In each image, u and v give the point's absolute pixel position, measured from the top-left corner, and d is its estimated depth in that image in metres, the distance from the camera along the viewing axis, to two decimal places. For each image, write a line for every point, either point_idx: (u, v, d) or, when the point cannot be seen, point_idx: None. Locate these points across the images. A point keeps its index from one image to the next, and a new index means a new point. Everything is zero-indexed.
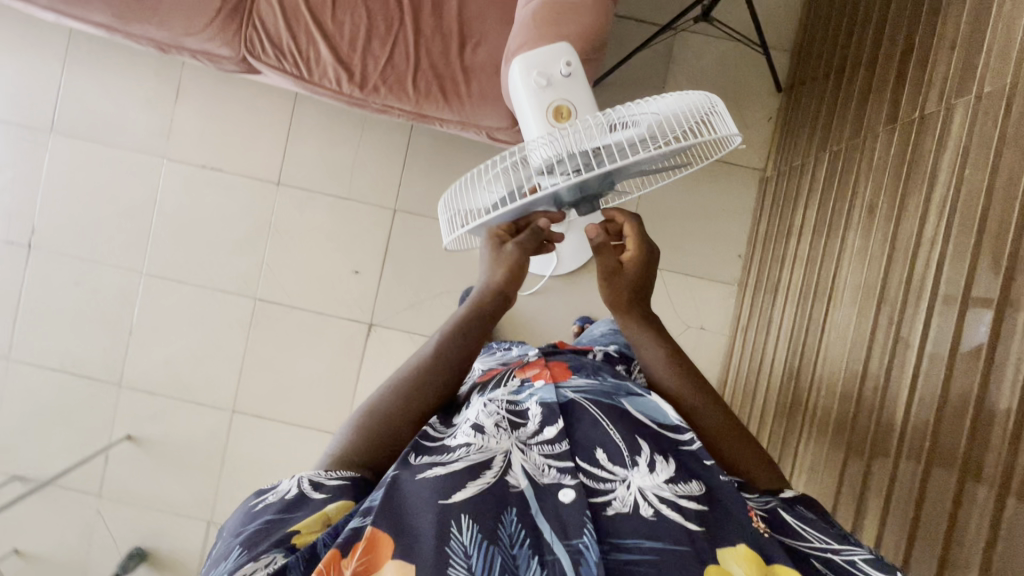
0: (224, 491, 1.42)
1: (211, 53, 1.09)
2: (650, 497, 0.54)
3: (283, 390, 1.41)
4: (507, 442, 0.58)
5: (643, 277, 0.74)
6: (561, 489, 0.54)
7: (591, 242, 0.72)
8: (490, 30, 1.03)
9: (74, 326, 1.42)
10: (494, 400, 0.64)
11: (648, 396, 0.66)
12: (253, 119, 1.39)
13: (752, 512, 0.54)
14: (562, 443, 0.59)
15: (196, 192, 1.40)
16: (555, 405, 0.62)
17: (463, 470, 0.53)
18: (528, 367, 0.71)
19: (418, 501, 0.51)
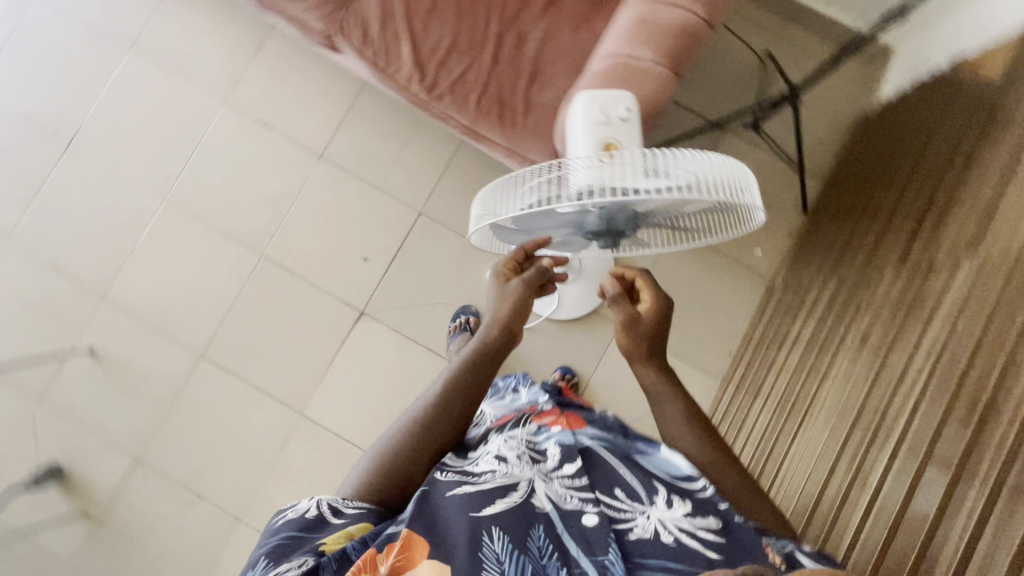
0: (165, 432, 1.39)
1: (305, 23, 1.17)
2: (670, 527, 0.57)
3: (258, 349, 1.41)
4: (528, 473, 0.64)
5: (659, 331, 0.75)
6: (584, 514, 0.60)
7: (608, 296, 0.76)
8: (559, 75, 1.09)
9: (82, 229, 1.43)
10: (516, 436, 0.71)
11: (659, 453, 0.67)
12: (318, 92, 1.46)
13: (770, 547, 0.56)
14: (581, 476, 0.64)
15: (242, 141, 1.45)
16: (573, 446, 0.68)
17: (490, 489, 0.61)
18: (543, 415, 0.77)
19: (450, 513, 0.58)
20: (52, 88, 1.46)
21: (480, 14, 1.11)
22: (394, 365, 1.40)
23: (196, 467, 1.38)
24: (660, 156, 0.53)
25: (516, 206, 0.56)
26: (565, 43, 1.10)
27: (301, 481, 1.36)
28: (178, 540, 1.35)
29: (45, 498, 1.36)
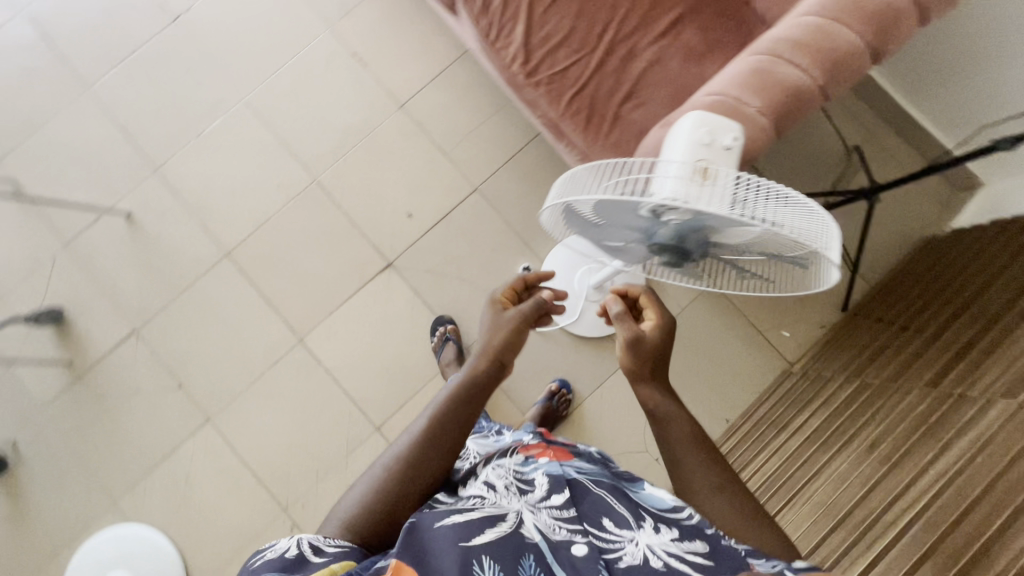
0: (168, 315, 1.40)
1: None
2: (658, 552, 0.58)
3: (281, 265, 1.42)
4: (517, 504, 0.64)
5: (664, 348, 0.75)
6: (573, 545, 0.60)
7: (615, 315, 0.76)
8: (655, 99, 1.08)
9: (160, 101, 1.47)
10: (505, 466, 0.73)
11: (645, 491, 0.68)
12: (418, 44, 1.48)
13: (757, 568, 0.57)
14: (570, 507, 0.64)
15: (333, 68, 1.48)
16: (561, 479, 0.68)
17: (480, 519, 0.60)
18: (529, 446, 0.78)
19: (440, 544, 0.57)
20: None
21: (599, 18, 1.11)
22: (402, 324, 1.40)
23: (187, 357, 1.39)
24: (751, 184, 0.51)
25: (592, 186, 0.56)
26: (671, 70, 1.09)
27: (281, 403, 1.38)
28: (148, 419, 1.37)
29: (38, 338, 1.38)
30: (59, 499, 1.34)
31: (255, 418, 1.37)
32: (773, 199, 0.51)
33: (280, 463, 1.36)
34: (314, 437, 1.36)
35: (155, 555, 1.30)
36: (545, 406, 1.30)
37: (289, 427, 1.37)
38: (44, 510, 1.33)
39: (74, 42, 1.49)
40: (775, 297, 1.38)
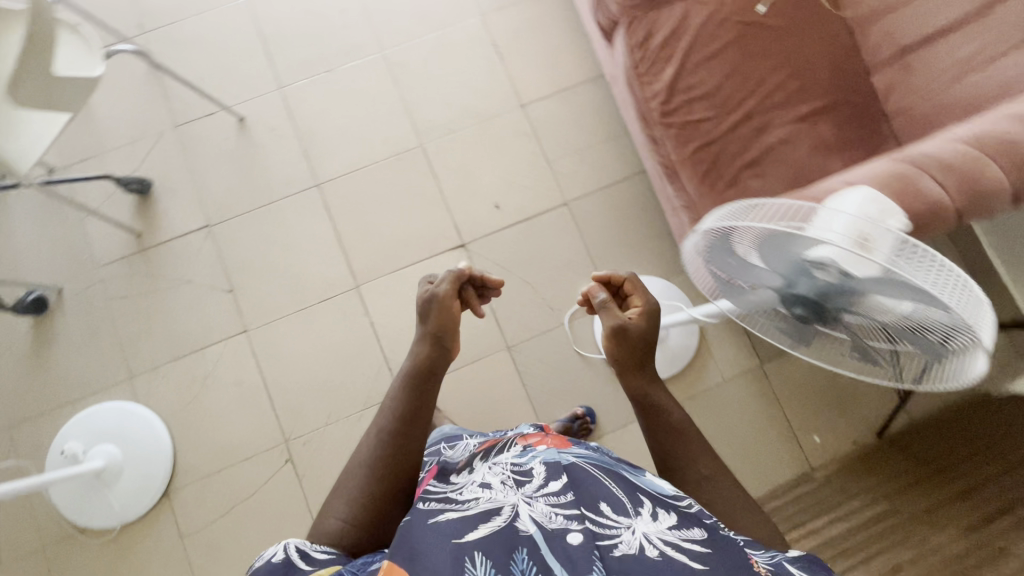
0: (243, 221, 1.42)
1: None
2: (654, 541, 0.61)
3: (363, 211, 1.44)
4: (512, 497, 0.69)
5: (648, 327, 0.85)
6: (569, 533, 0.62)
7: (602, 303, 0.87)
8: (775, 176, 1.12)
9: (304, 27, 1.52)
10: (501, 463, 0.79)
11: (647, 480, 0.74)
12: (557, 56, 1.52)
13: (756, 560, 0.62)
14: (566, 497, 0.68)
15: (472, 51, 1.52)
16: (557, 466, 0.73)
17: (474, 517, 0.65)
18: (527, 436, 0.87)
19: (435, 538, 0.62)
20: None
21: (748, 86, 1.15)
22: None
23: (246, 266, 1.41)
24: (927, 255, 0.50)
25: (745, 219, 0.58)
26: (798, 155, 1.12)
27: (319, 339, 1.39)
28: (190, 312, 1.39)
29: (118, 202, 1.41)
30: (82, 359, 1.35)
31: (289, 345, 1.38)
32: (942, 277, 0.49)
33: (298, 395, 1.36)
34: (338, 382, 1.37)
35: (151, 442, 1.31)
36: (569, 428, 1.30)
37: (317, 364, 1.37)
38: (64, 365, 1.34)
39: None
40: (816, 399, 1.39)
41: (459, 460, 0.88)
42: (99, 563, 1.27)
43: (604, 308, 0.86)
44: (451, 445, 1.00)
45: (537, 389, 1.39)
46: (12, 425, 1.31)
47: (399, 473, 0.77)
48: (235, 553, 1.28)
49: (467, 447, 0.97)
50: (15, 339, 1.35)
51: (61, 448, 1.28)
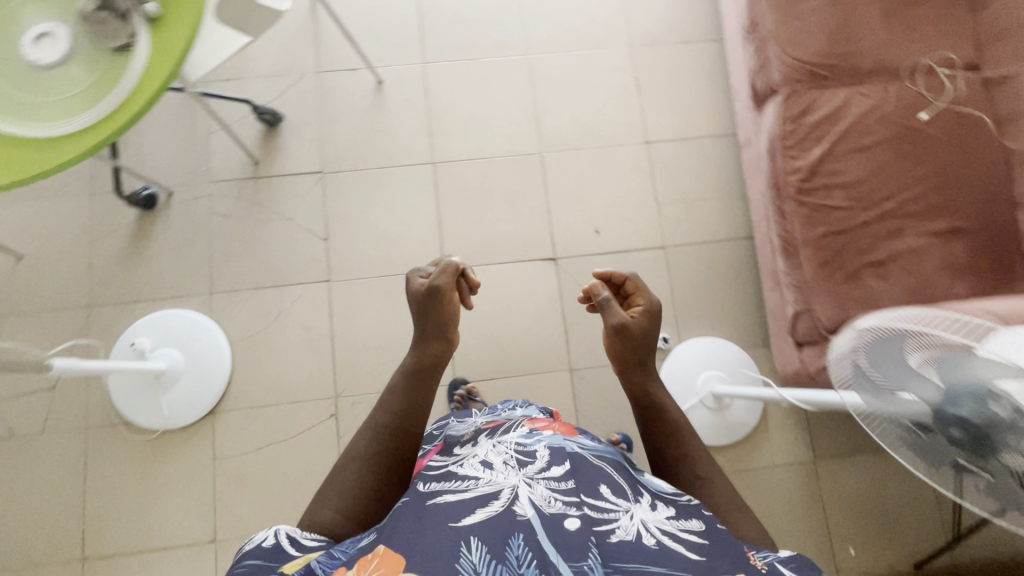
0: (354, 177, 1.46)
1: (767, 66, 1.22)
2: (652, 530, 0.63)
3: (466, 201, 1.47)
4: (513, 478, 0.68)
5: (648, 327, 0.91)
6: (567, 518, 0.62)
7: (606, 300, 0.91)
8: (897, 283, 1.09)
9: (463, 14, 1.55)
10: (506, 442, 0.78)
11: (648, 474, 0.75)
12: (692, 105, 1.53)
13: (751, 553, 0.63)
14: (567, 482, 0.68)
15: (614, 80, 1.54)
16: (560, 453, 0.73)
17: (474, 501, 0.65)
18: (535, 421, 0.88)
19: (432, 522, 0.62)
20: None
21: (892, 188, 1.13)
22: (531, 314, 1.42)
23: (345, 220, 1.44)
24: None
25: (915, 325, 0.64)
26: (926, 269, 1.09)
27: (391, 308, 1.40)
28: (281, 249, 1.42)
29: (246, 126, 1.45)
30: (171, 263, 1.39)
31: (364, 307, 1.40)
32: None
33: (358, 357, 1.38)
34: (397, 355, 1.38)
35: (213, 358, 1.34)
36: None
37: (383, 332, 1.39)
38: (154, 264, 1.38)
39: None
40: (859, 510, 1.34)
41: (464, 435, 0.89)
42: (132, 458, 1.30)
43: (608, 307, 0.91)
44: (461, 420, 1.01)
45: (586, 418, 1.38)
46: (91, 305, 1.36)
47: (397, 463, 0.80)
48: (257, 488, 1.30)
49: (476, 422, 0.98)
50: (117, 226, 1.39)
51: (131, 341, 1.31)
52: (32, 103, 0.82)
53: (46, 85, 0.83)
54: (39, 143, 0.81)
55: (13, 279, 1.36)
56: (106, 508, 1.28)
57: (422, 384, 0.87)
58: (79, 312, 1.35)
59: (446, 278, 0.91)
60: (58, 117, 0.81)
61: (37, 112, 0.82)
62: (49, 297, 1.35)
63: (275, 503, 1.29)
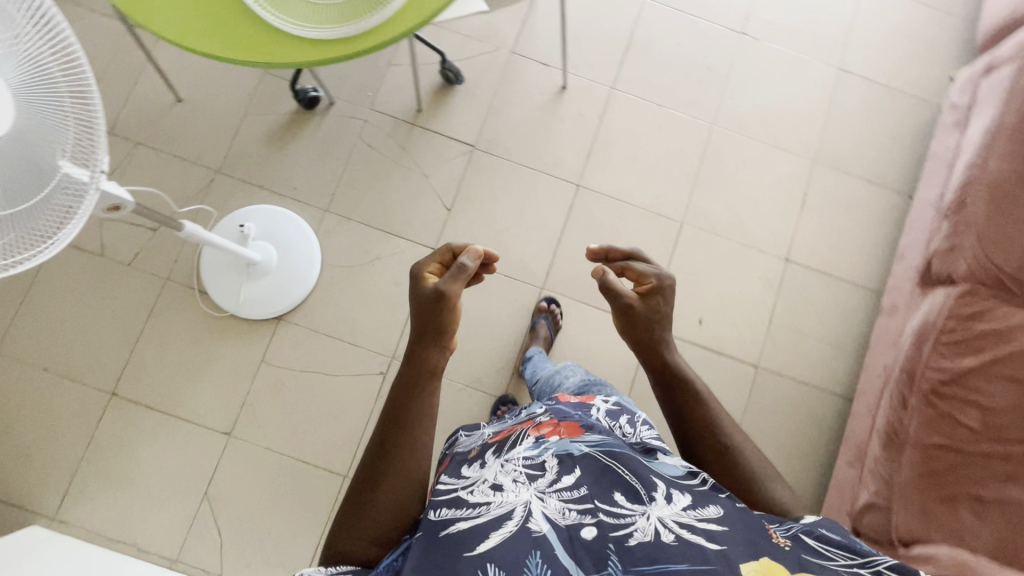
0: (501, 165, 1.44)
1: (951, 257, 1.16)
2: (669, 525, 0.58)
3: (592, 235, 1.44)
4: (525, 494, 0.63)
5: (655, 310, 0.82)
6: (583, 527, 0.59)
7: (614, 283, 0.81)
8: (995, 530, 1.00)
9: (669, 59, 1.51)
10: (512, 459, 0.71)
11: (659, 459, 0.71)
12: (848, 244, 1.46)
13: (774, 531, 0.60)
14: (580, 490, 0.64)
15: (783, 186, 1.48)
16: (568, 458, 0.69)
17: (486, 523, 0.60)
18: (540, 426, 0.77)
19: (449, 556, 0.57)
20: (788, 13, 1.56)
21: None
22: (603, 368, 1.39)
23: (474, 201, 1.43)
24: None
25: None
26: None
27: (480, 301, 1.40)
28: (404, 198, 1.42)
29: (424, 74, 1.45)
30: (302, 166, 1.41)
31: None
32: None
33: None
34: (464, 346, 1.38)
35: (304, 270, 1.35)
36: (547, 329, 1.35)
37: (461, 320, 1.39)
38: (288, 160, 1.41)
39: None
40: None
41: (470, 449, 0.79)
42: (190, 326, 1.33)
43: (612, 290, 0.80)
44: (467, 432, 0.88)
45: None
46: (219, 171, 1.39)
47: (401, 475, 0.68)
48: (286, 406, 1.32)
49: (484, 434, 0.84)
50: (272, 112, 1.42)
51: (240, 224, 1.33)
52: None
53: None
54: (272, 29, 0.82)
55: (163, 118, 1.40)
56: (150, 360, 1.32)
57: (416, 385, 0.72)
58: (207, 175, 1.39)
59: (452, 277, 0.73)
60: (301, 14, 0.82)
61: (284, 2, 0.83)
62: (186, 148, 1.39)
63: (298, 427, 1.32)
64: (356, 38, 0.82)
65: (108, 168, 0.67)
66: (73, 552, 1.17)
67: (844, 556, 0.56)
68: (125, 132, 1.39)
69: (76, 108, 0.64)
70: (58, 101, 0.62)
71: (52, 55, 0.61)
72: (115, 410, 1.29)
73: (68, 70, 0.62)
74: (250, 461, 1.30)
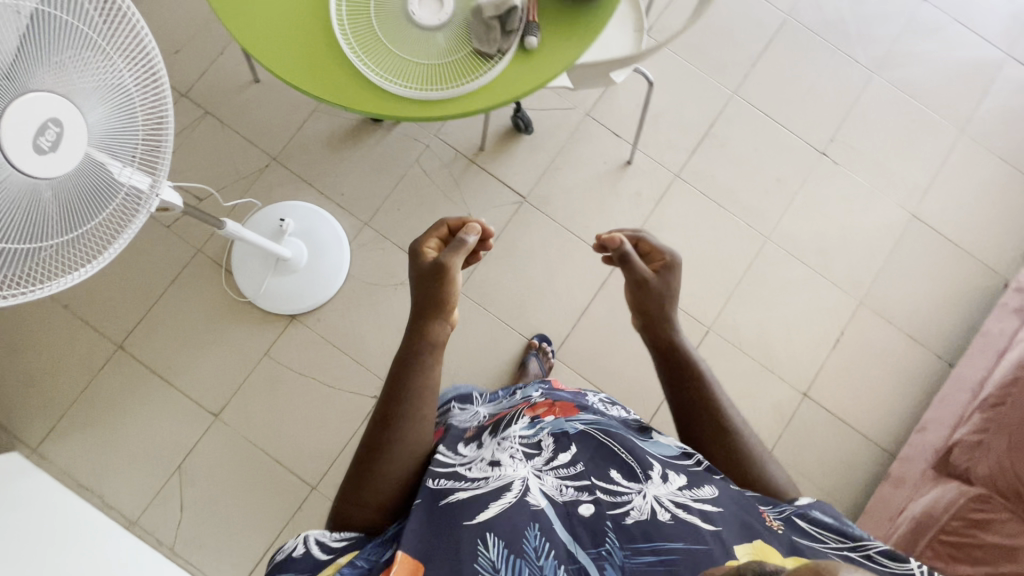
0: (546, 224, 1.43)
1: (970, 462, 1.10)
2: (665, 504, 0.61)
3: (615, 318, 1.41)
4: (523, 471, 0.68)
5: (665, 285, 0.82)
6: (580, 504, 0.63)
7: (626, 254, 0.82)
8: None
9: (741, 161, 1.48)
10: (512, 438, 0.76)
11: (656, 444, 0.76)
12: (875, 395, 1.40)
13: (768, 515, 0.62)
14: (576, 468, 0.69)
15: (822, 318, 1.43)
16: (567, 440, 0.74)
17: (485, 495, 0.62)
18: (535, 407, 0.86)
19: (447, 523, 0.59)
20: (874, 145, 1.51)
21: None
22: None
23: (510, 251, 1.42)
24: None
25: None
26: None
27: (490, 351, 1.39)
28: None
29: (495, 115, 1.45)
30: (356, 173, 1.42)
31: (469, 330, 1.39)
32: None
33: None
34: None
35: (329, 275, 1.37)
36: (538, 365, 1.32)
37: (467, 365, 1.37)
38: (344, 164, 1.42)
39: (775, 68, 1.52)
40: None
41: (467, 427, 0.88)
42: (209, 300, 1.36)
43: (627, 262, 0.82)
44: (465, 408, 1.01)
45: None
46: (276, 158, 1.42)
47: (405, 445, 0.69)
48: (278, 401, 1.34)
49: (478, 415, 0.96)
50: (341, 115, 1.44)
51: (281, 217, 1.36)
52: (368, 22, 0.84)
53: (391, 21, 0.85)
54: (341, 58, 0.84)
55: (237, 94, 1.43)
56: (162, 324, 1.34)
57: (421, 350, 0.73)
58: (262, 161, 1.41)
59: (453, 249, 0.76)
60: (372, 53, 0.84)
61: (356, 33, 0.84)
62: (251, 128, 1.42)
63: (283, 425, 1.33)
64: (412, 100, 0.84)
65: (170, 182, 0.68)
66: (42, 487, 1.20)
67: (835, 538, 0.59)
68: (197, 98, 1.42)
69: (150, 128, 0.66)
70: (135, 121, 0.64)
71: (134, 76, 0.63)
72: (117, 363, 1.33)
73: (150, 93, 0.64)
74: (228, 446, 1.32)
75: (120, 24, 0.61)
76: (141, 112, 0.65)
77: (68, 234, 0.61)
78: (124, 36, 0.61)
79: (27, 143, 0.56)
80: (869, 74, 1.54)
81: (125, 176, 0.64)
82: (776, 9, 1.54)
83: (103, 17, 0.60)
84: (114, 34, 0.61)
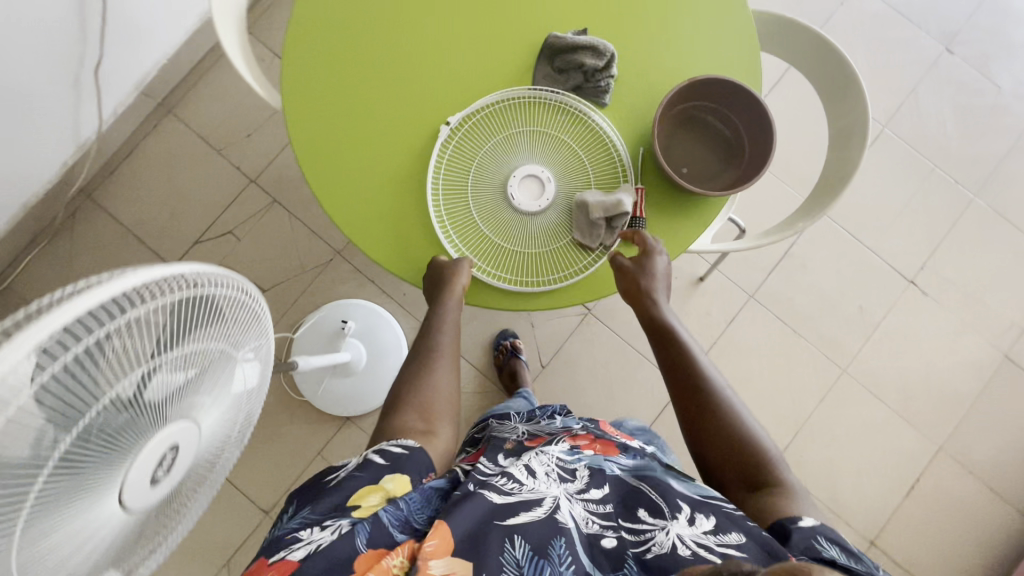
0: (609, 339, 1.39)
1: None
2: (688, 542, 0.57)
3: (676, 443, 1.36)
4: (554, 491, 0.64)
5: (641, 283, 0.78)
6: (603, 537, 0.60)
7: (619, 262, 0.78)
8: None
9: (819, 286, 1.40)
10: (550, 454, 0.71)
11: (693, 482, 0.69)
12: (948, 551, 1.32)
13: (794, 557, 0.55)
14: (606, 507, 0.64)
15: (896, 462, 1.35)
16: (602, 475, 0.69)
17: (515, 503, 0.60)
18: (574, 437, 0.79)
19: (474, 510, 0.58)
20: (968, 277, 1.41)
21: None
22: None
23: (570, 364, 1.38)
24: None
25: None
26: None
27: None
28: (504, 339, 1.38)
29: None
30: None
31: None
32: None
33: None
34: None
35: (386, 381, 1.34)
36: None
37: None
38: None
39: (865, 184, 1.43)
40: None
41: (506, 438, 0.81)
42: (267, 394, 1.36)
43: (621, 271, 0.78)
44: (502, 423, 0.95)
45: None
46: (339, 253, 1.40)
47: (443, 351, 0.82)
48: None
49: (518, 429, 0.89)
50: None
51: (342, 319, 1.33)
52: (464, 201, 0.81)
53: (489, 201, 0.80)
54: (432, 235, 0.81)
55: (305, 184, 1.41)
56: None
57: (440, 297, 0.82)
58: (326, 254, 1.40)
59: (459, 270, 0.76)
60: (463, 234, 0.80)
61: (454, 213, 0.81)
62: (318, 221, 1.41)
63: None
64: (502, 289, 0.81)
65: (265, 382, 0.61)
66: None
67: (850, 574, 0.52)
68: (266, 186, 1.41)
69: (252, 352, 0.56)
70: (239, 367, 0.55)
71: (242, 333, 0.54)
72: None
73: (255, 334, 0.56)
74: None
75: (235, 294, 0.50)
76: (241, 346, 0.54)
77: (179, 503, 0.55)
78: (224, 302, 0.49)
79: (146, 481, 0.47)
80: (970, 196, 1.43)
81: (235, 405, 0.57)
82: (873, 119, 1.45)
83: (221, 301, 0.48)
84: (228, 308, 0.50)
